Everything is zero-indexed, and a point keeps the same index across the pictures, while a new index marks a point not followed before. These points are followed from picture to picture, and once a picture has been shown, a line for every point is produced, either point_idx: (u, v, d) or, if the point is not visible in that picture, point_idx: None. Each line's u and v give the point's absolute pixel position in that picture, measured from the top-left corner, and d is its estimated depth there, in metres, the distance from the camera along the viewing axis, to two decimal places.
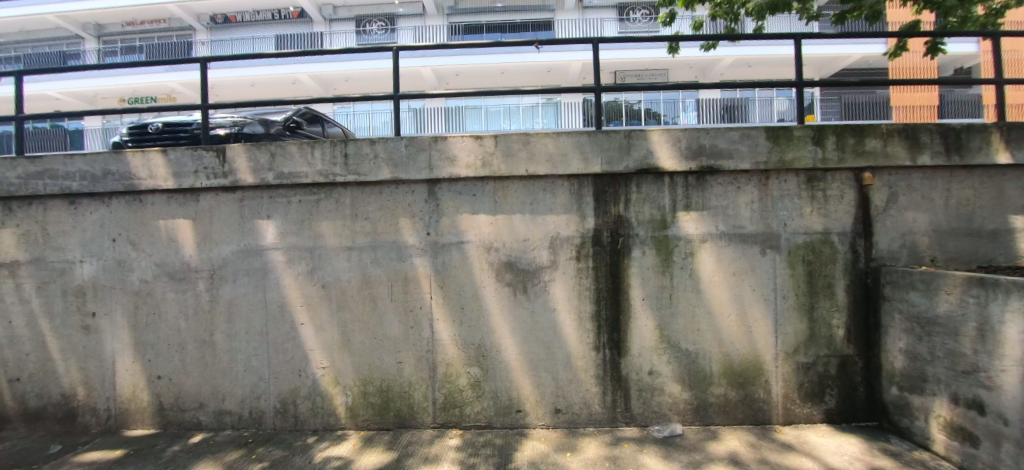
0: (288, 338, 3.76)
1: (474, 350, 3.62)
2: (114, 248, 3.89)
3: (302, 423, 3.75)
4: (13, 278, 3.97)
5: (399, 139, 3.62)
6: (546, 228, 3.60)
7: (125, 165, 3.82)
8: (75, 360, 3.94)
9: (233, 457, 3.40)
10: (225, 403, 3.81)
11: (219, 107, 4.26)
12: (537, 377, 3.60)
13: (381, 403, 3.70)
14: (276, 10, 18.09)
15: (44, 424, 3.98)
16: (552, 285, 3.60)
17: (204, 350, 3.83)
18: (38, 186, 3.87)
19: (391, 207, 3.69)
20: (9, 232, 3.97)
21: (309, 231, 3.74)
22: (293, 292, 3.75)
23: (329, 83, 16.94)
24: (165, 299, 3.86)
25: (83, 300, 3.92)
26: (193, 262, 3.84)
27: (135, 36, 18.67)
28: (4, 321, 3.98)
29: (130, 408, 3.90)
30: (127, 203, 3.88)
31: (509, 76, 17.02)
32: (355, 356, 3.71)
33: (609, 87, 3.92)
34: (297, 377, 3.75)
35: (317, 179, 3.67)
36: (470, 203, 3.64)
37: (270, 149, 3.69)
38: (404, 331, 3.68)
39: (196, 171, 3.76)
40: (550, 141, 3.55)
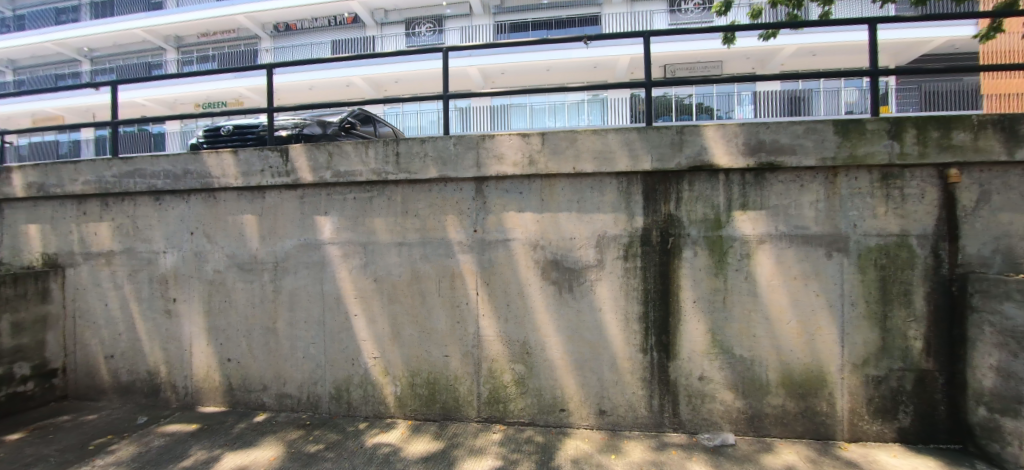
0: (342, 329, 3.95)
1: (518, 347, 3.64)
2: (191, 241, 4.25)
3: (354, 410, 3.93)
4: (109, 266, 4.44)
5: (448, 138, 3.69)
6: (594, 227, 3.55)
7: (201, 165, 4.16)
8: (158, 341, 4.35)
9: (292, 438, 3.63)
10: (286, 387, 4.07)
11: (282, 110, 4.53)
12: (582, 377, 3.56)
13: (428, 394, 3.81)
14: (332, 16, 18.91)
15: (132, 397, 4.43)
16: (598, 285, 3.54)
17: (268, 337, 4.11)
18: (130, 184, 4.30)
19: (439, 204, 3.77)
20: (106, 225, 4.45)
21: (363, 227, 3.90)
22: (348, 285, 3.94)
23: (381, 85, 17.54)
24: (235, 288, 4.17)
25: (166, 287, 4.32)
26: (259, 255, 4.12)
27: (208, 46, 20.16)
28: (102, 304, 4.47)
29: (204, 386, 4.26)
30: (203, 199, 4.22)
31: (555, 73, 16.88)
32: (404, 349, 3.84)
33: (660, 82, 3.78)
34: (350, 366, 3.93)
35: (370, 178, 3.82)
36: (517, 201, 3.65)
37: (328, 149, 3.88)
38: (451, 326, 3.76)
39: (262, 170, 4.03)
40: (597, 139, 3.49)
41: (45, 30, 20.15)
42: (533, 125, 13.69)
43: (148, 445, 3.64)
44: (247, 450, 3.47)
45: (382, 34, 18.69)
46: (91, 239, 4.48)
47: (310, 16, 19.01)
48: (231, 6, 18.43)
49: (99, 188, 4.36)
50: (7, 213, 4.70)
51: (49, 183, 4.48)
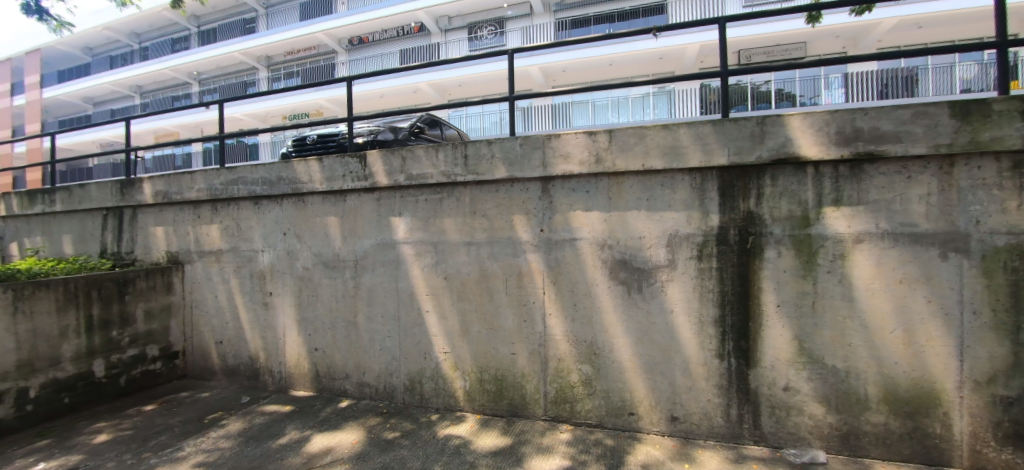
0: (416, 324, 4.15)
1: (585, 347, 3.60)
2: (284, 240, 4.68)
3: (426, 401, 4.12)
4: (218, 263, 5.03)
5: (514, 138, 3.73)
6: (664, 226, 3.41)
7: (292, 172, 4.56)
8: (257, 330, 4.85)
9: (371, 424, 3.89)
10: (365, 377, 4.36)
11: (359, 118, 4.85)
12: (653, 381, 3.44)
13: (496, 390, 3.89)
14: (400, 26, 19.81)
15: (237, 378, 4.98)
16: (669, 286, 3.40)
17: (349, 329, 4.42)
18: (234, 190, 4.83)
19: (507, 204, 3.83)
20: (216, 227, 5.04)
21: (434, 227, 4.06)
22: (420, 282, 4.13)
23: (446, 89, 18.11)
24: (322, 284, 4.53)
25: (263, 282, 4.80)
26: (341, 253, 4.44)
27: (293, 63, 21.98)
28: (213, 296, 5.08)
29: (295, 372, 4.68)
30: (294, 203, 4.63)
31: (619, 68, 16.37)
32: (473, 345, 3.95)
33: (738, 70, 3.54)
34: (423, 360, 4.12)
35: (441, 179, 3.97)
36: (583, 200, 3.61)
37: (402, 154, 4.09)
38: (518, 324, 3.80)
39: (344, 175, 4.33)
40: (668, 134, 3.33)
41: (163, 59, 23.04)
42: (595, 122, 13.51)
43: (251, 422, 4.08)
44: (333, 433, 3.77)
45: (446, 40, 19.23)
46: (204, 240, 5.10)
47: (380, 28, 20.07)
48: (313, 25, 19.95)
49: (209, 194, 4.94)
50: (140, 217, 5.49)
51: (172, 191, 5.16)
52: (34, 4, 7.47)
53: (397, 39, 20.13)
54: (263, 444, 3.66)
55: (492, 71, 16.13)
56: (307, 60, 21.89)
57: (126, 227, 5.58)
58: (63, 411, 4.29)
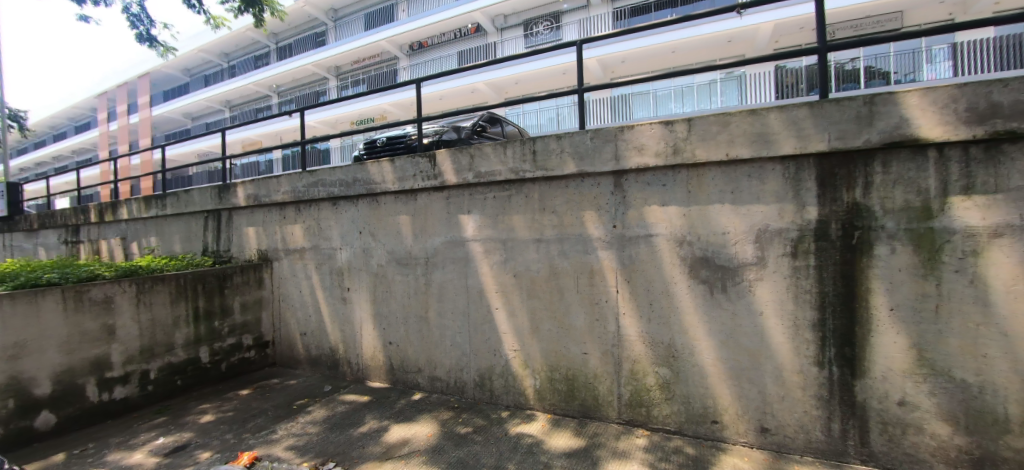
0: (485, 321, 4.17)
1: (663, 349, 3.41)
2: (360, 239, 4.90)
3: (497, 398, 4.13)
4: (302, 260, 5.38)
5: (585, 132, 3.61)
6: (752, 220, 3.14)
7: (366, 173, 4.76)
8: (337, 324, 5.13)
9: (444, 417, 3.97)
10: (437, 371, 4.46)
11: (426, 119, 4.95)
12: (739, 388, 3.19)
13: (567, 390, 3.80)
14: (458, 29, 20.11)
15: (320, 368, 5.30)
16: (758, 286, 3.13)
17: (422, 325, 4.54)
18: (314, 192, 5.12)
19: (577, 200, 3.72)
20: (299, 226, 5.39)
21: (503, 224, 4.05)
22: (489, 279, 4.14)
23: (502, 88, 17.95)
24: (395, 281, 4.69)
25: (342, 278, 5.06)
26: (413, 250, 4.56)
27: (359, 72, 23.09)
28: (298, 291, 5.44)
29: (371, 364, 4.89)
30: (369, 203, 4.83)
31: (682, 55, 15.45)
32: (543, 343, 3.90)
33: (837, 45, 3.17)
34: (493, 357, 4.14)
35: (509, 176, 3.94)
36: (659, 194, 3.41)
37: (470, 152, 4.12)
38: (589, 323, 3.69)
39: (415, 175, 4.44)
40: (755, 120, 3.06)
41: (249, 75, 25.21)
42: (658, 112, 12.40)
43: (334, 409, 4.32)
44: (408, 424, 3.90)
45: (502, 39, 19.20)
46: (289, 238, 5.48)
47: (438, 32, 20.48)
48: (376, 33, 20.80)
49: (293, 196, 5.29)
50: (235, 218, 6.01)
51: (261, 194, 5.59)
52: (146, 33, 8.45)
53: (456, 41, 20.47)
54: (346, 431, 3.87)
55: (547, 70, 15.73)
56: (371, 67, 22.89)
57: (224, 228, 6.14)
58: (176, 392, 4.80)
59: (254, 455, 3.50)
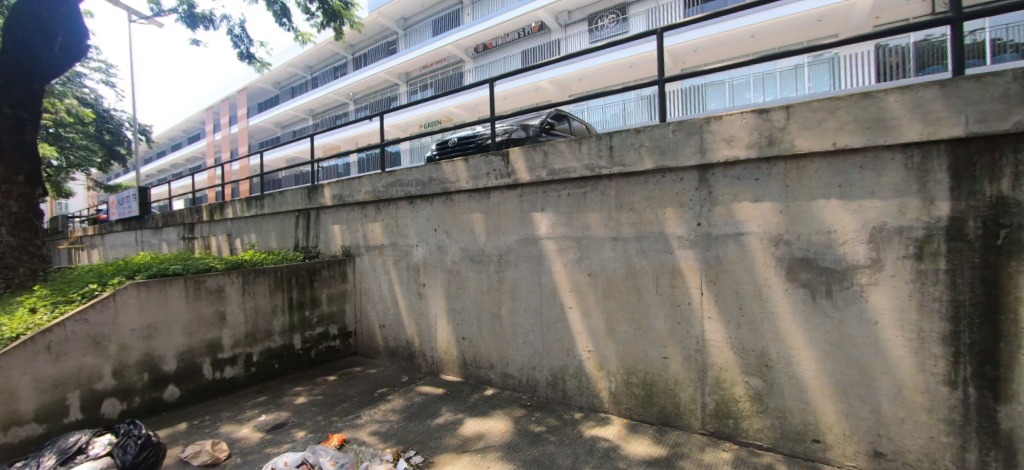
0: (558, 320, 4.11)
1: (754, 358, 3.15)
2: (435, 236, 5.05)
3: (570, 398, 4.06)
4: (381, 256, 5.66)
5: (667, 124, 3.42)
6: (865, 217, 2.79)
7: (441, 173, 4.89)
8: (413, 317, 5.34)
9: (517, 415, 3.98)
10: (509, 368, 4.48)
11: (497, 118, 4.98)
12: (847, 405, 2.86)
13: (645, 395, 3.64)
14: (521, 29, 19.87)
15: (397, 359, 5.55)
16: (872, 291, 2.78)
17: (494, 321, 4.58)
18: (393, 191, 5.36)
19: (657, 197, 3.54)
20: (379, 224, 5.68)
21: (578, 222, 3.96)
22: (563, 278, 4.08)
23: (566, 85, 16.80)
24: (469, 277, 4.78)
25: (418, 274, 5.26)
26: (486, 248, 4.61)
27: (427, 77, 23.81)
28: (378, 286, 5.74)
29: (446, 358, 5.03)
30: (444, 202, 4.96)
31: (762, 41, 14.13)
32: (620, 345, 3.76)
33: (976, 13, 2.71)
34: (566, 357, 4.07)
35: (584, 173, 3.85)
36: (751, 188, 3.15)
37: (544, 149, 4.07)
38: (670, 326, 3.50)
39: (488, 173, 4.48)
40: (870, 103, 2.72)
41: (330, 84, 27.08)
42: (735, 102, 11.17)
43: (412, 399, 4.50)
44: (483, 419, 3.95)
45: (566, 36, 18.52)
46: (370, 235, 5.79)
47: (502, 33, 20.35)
48: (443, 38, 21.39)
49: (374, 196, 5.58)
50: (322, 217, 6.46)
51: (345, 194, 5.96)
52: (246, 51, 9.37)
53: (519, 40, 20.23)
54: (424, 421, 4.01)
55: (617, 64, 14.71)
56: (438, 71, 23.49)
57: (313, 225, 6.62)
58: (274, 375, 5.27)
59: (342, 438, 3.73)
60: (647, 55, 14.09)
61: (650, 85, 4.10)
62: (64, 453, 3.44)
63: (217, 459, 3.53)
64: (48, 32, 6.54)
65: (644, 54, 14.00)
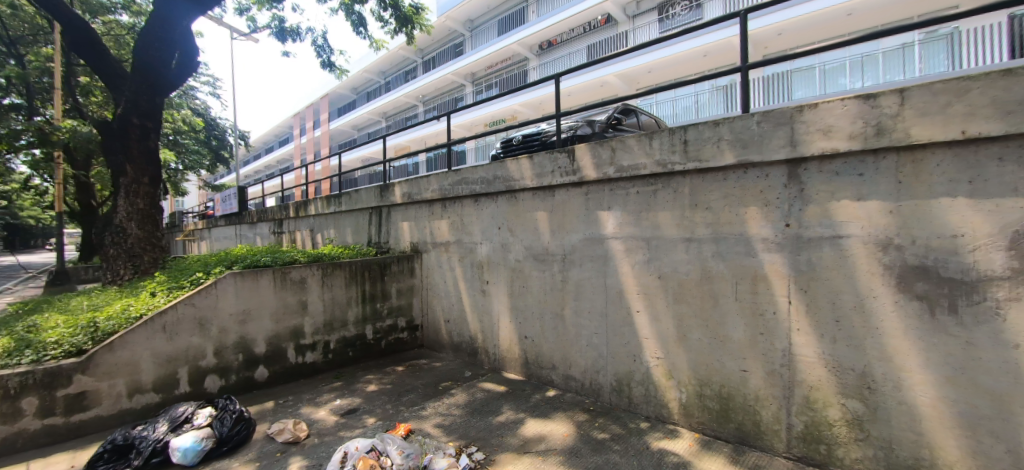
0: (625, 323, 3.92)
1: (854, 378, 2.78)
2: (500, 234, 5.04)
3: (635, 406, 3.86)
4: (447, 253, 5.77)
5: (750, 115, 3.12)
6: (1004, 218, 2.34)
7: (506, 171, 4.86)
8: (476, 314, 5.38)
9: (580, 419, 3.85)
10: (572, 370, 4.36)
11: (563, 114, 4.86)
12: (975, 441, 2.43)
13: (720, 410, 3.36)
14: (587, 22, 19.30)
15: (461, 354, 5.63)
16: (1011, 308, 2.34)
17: (558, 322, 4.47)
18: (458, 190, 5.43)
19: (738, 195, 3.24)
20: (445, 222, 5.78)
21: (648, 221, 3.74)
22: (631, 280, 3.88)
23: (634, 78, 16.15)
24: (532, 276, 4.71)
25: (482, 271, 5.28)
26: (550, 247, 4.52)
27: (492, 76, 24.03)
28: (443, 282, 5.85)
29: (508, 356, 5.01)
30: (508, 200, 4.93)
31: (862, 18, 12.48)
32: (692, 353, 3.50)
33: None
34: (632, 362, 3.87)
35: (655, 170, 3.62)
36: (853, 184, 2.77)
37: (612, 145, 3.89)
38: (751, 336, 3.20)
39: (553, 171, 4.38)
40: (1013, 82, 2.27)
41: (401, 88, 28.31)
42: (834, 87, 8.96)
43: (474, 395, 4.52)
44: (544, 420, 3.87)
45: (634, 27, 17.65)
46: (437, 232, 5.92)
47: (567, 29, 20.01)
48: (509, 37, 21.46)
49: (440, 194, 5.69)
50: (392, 214, 6.72)
51: (414, 192, 6.14)
52: (327, 59, 10.01)
53: (585, 35, 19.72)
54: (486, 418, 4.01)
55: (688, 53, 13.90)
56: (503, 70, 23.60)
57: (384, 223, 6.91)
58: (349, 362, 5.57)
59: (408, 428, 3.81)
60: (724, 43, 13.12)
61: (730, 72, 3.77)
62: (175, 420, 3.75)
63: (297, 438, 3.76)
64: (168, 48, 7.48)
65: (718, 41, 13.08)
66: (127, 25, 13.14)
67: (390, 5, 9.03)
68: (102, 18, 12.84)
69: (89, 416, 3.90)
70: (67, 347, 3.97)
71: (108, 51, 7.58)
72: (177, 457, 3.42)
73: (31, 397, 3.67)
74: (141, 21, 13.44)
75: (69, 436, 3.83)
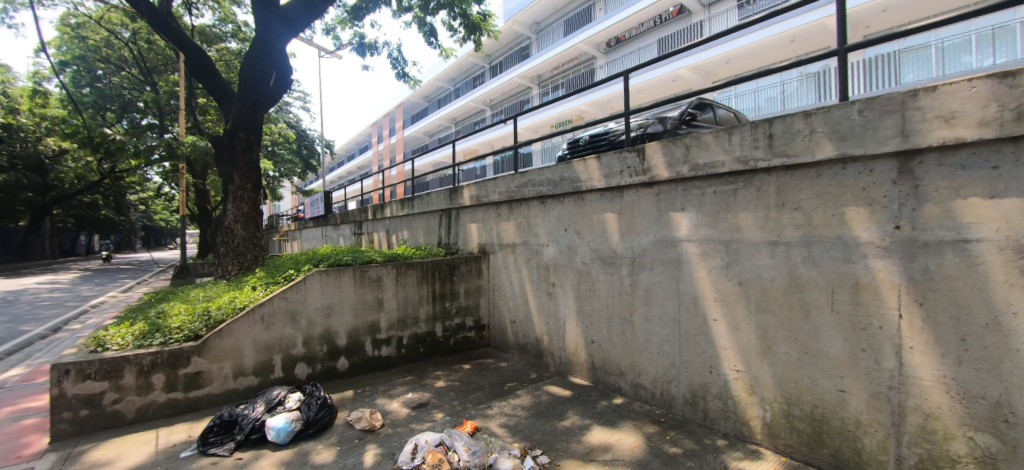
0: (700, 332, 3.66)
1: (985, 408, 2.37)
2: (566, 236, 4.95)
3: (712, 422, 3.59)
4: (513, 254, 5.78)
5: (851, 103, 2.77)
6: None
7: (573, 172, 4.77)
8: (543, 316, 5.33)
9: (650, 431, 3.65)
10: (641, 378, 4.16)
11: (632, 112, 4.67)
12: None
13: (812, 434, 3.03)
14: (658, 15, 18.51)
15: (526, 355, 5.61)
16: None
17: (626, 327, 4.29)
18: (525, 191, 5.42)
19: (834, 193, 2.89)
20: (511, 223, 5.80)
21: (726, 223, 3.47)
22: (707, 286, 3.61)
23: (711, 70, 15.13)
24: (599, 279, 4.57)
25: (548, 273, 5.23)
26: (619, 249, 4.34)
27: (558, 77, 23.82)
28: (510, 283, 5.88)
29: (574, 360, 4.90)
30: (575, 201, 4.83)
31: None
32: (779, 368, 3.18)
33: None
34: (708, 374, 3.60)
35: (735, 167, 3.35)
36: (984, 179, 2.36)
37: (686, 142, 3.66)
38: (850, 353, 2.84)
39: (622, 171, 4.22)
40: None
41: (470, 93, 29.05)
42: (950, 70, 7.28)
43: (539, 397, 4.48)
44: (611, 428, 3.73)
45: (710, 16, 16.57)
46: (503, 234, 5.96)
47: (637, 23, 19.33)
48: (575, 36, 21.16)
49: (507, 196, 5.71)
50: (461, 216, 6.87)
51: (482, 194, 6.24)
52: (402, 70, 10.52)
53: (656, 28, 18.88)
54: (551, 421, 3.94)
55: (772, 39, 12.80)
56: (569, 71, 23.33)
57: (453, 224, 7.09)
58: (419, 358, 5.78)
59: (474, 426, 3.85)
60: (814, 24, 11.85)
61: (823, 57, 3.39)
62: (270, 402, 4.09)
63: (373, 427, 3.95)
64: (267, 69, 8.30)
65: (807, 25, 11.93)
66: (235, 51, 14.81)
67: (459, 14, 9.28)
68: (215, 46, 14.55)
69: (203, 393, 4.40)
70: (187, 333, 4.51)
71: (219, 74, 8.55)
72: (271, 436, 3.73)
73: (159, 374, 4.21)
74: (246, 47, 15.06)
75: (187, 409, 4.34)
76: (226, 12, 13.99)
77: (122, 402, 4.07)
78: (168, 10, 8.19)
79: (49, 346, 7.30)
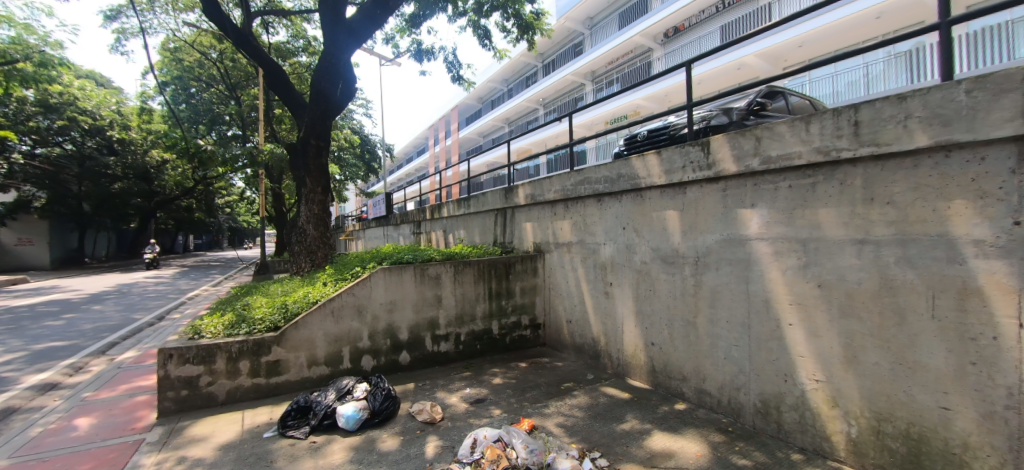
0: (773, 338, 3.41)
1: None
2: (624, 235, 4.80)
3: (787, 435, 3.33)
4: (569, 253, 5.70)
5: (956, 83, 2.46)
6: None
7: (631, 168, 4.62)
8: (600, 316, 5.21)
9: (717, 439, 3.45)
10: (705, 384, 3.94)
11: (694, 104, 4.44)
12: None
13: (907, 454, 2.73)
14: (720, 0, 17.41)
15: (582, 356, 5.52)
16: None
17: (689, 330, 4.08)
18: (581, 190, 5.34)
19: (935, 184, 2.57)
20: (568, 222, 5.72)
21: (804, 219, 3.20)
22: (782, 289, 3.35)
23: (781, 55, 14.07)
24: (660, 279, 4.38)
25: (605, 272, 5.10)
26: (681, 248, 4.14)
27: (613, 72, 23.23)
28: (566, 282, 5.81)
29: (633, 362, 4.75)
30: (633, 199, 4.67)
31: None
32: (866, 380, 2.89)
33: None
34: (782, 383, 3.34)
35: (814, 159, 3.07)
36: None
37: (757, 134, 3.43)
38: (955, 366, 2.52)
39: (684, 166, 4.02)
40: None
41: (523, 93, 29.12)
42: None
43: (597, 399, 4.38)
44: (674, 435, 3.57)
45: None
46: (559, 233, 5.89)
47: (697, 10, 18.33)
48: (631, 29, 20.52)
49: (563, 195, 5.65)
50: (516, 215, 6.89)
51: (537, 193, 6.21)
52: (457, 74, 10.73)
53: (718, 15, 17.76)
54: (610, 423, 3.85)
55: (853, 18, 11.69)
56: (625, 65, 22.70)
57: (509, 223, 7.12)
58: (476, 355, 5.87)
59: (532, 424, 3.85)
60: None
61: (921, 33, 3.01)
62: (340, 391, 4.32)
63: (434, 420, 4.04)
64: (335, 80, 8.78)
65: None
66: (306, 64, 15.83)
67: (512, 15, 9.30)
68: (289, 60, 15.59)
69: (282, 380, 4.74)
70: (268, 323, 4.88)
71: (293, 87, 9.19)
72: (342, 422, 3.94)
73: (245, 360, 4.59)
74: (315, 60, 16.06)
75: (269, 394, 4.70)
76: (298, 28, 14.97)
77: (214, 384, 4.48)
78: (250, 30, 8.89)
79: (155, 333, 8.21)
